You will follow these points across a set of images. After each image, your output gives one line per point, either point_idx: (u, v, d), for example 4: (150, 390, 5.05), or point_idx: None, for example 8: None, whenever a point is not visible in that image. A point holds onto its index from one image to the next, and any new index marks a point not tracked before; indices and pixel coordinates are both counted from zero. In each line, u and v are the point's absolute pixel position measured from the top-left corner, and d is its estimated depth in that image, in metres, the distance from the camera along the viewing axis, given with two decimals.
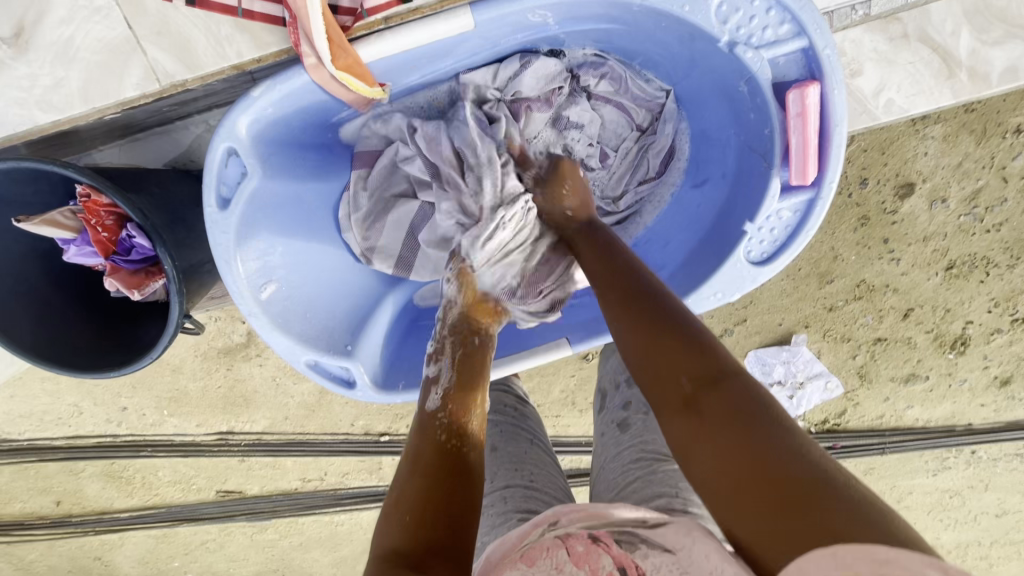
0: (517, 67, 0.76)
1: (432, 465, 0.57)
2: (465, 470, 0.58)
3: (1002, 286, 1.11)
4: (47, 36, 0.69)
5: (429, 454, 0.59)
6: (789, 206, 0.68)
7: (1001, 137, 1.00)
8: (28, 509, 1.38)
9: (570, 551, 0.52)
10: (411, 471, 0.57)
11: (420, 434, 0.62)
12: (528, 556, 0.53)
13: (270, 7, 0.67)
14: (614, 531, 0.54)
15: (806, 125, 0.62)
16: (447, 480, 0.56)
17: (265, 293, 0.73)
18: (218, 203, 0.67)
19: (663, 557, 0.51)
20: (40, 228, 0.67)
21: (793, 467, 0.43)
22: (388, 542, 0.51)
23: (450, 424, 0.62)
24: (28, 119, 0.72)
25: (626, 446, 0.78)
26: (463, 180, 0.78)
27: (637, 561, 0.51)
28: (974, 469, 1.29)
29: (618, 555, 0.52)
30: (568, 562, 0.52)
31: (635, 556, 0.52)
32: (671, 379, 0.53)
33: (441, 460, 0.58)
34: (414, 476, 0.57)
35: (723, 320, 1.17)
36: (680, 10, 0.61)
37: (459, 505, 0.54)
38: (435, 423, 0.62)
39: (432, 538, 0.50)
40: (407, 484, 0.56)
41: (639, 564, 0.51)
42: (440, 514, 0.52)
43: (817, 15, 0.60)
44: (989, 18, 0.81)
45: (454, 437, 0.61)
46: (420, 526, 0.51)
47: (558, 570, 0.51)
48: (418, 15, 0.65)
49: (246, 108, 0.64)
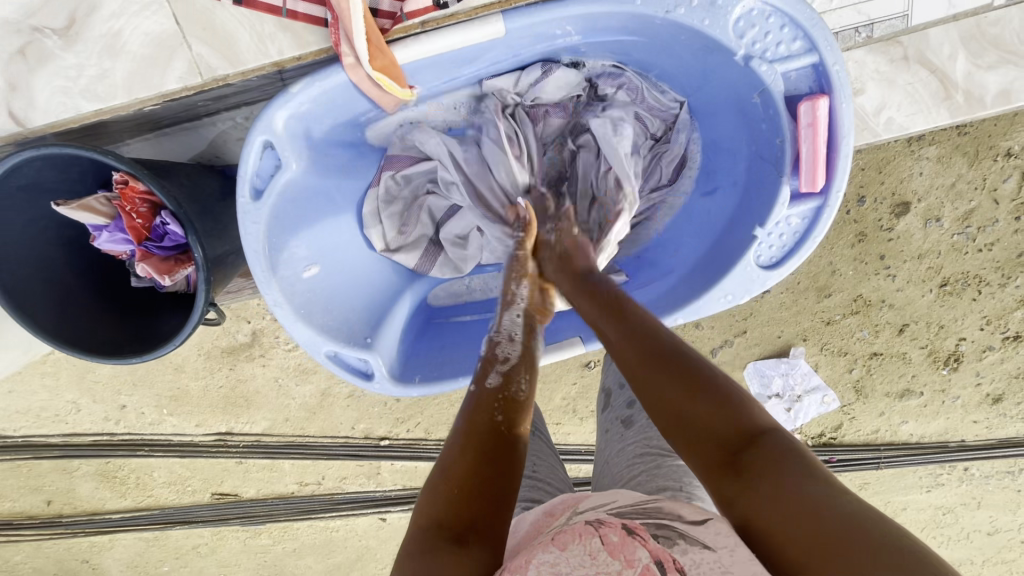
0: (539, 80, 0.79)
1: (483, 443, 0.56)
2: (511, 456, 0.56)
3: (994, 304, 1.14)
4: (96, 28, 0.71)
5: (485, 430, 0.57)
6: (798, 212, 0.71)
7: (992, 160, 1.04)
8: (19, 508, 1.37)
9: (605, 541, 0.47)
10: (464, 447, 0.55)
11: (475, 409, 0.61)
12: (559, 542, 0.49)
13: (313, 9, 0.70)
14: (654, 530, 0.49)
15: (816, 136, 0.66)
16: (494, 459, 0.54)
17: (308, 274, 0.77)
18: (251, 194, 0.69)
19: (704, 553, 0.46)
20: (76, 213, 0.69)
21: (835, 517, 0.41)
22: (438, 513, 0.50)
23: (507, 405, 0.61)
24: (71, 108, 0.74)
25: (630, 441, 0.79)
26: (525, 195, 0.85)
27: (675, 555, 0.45)
28: (966, 486, 1.31)
29: (655, 548, 0.46)
30: (602, 549, 0.46)
31: (673, 551, 0.46)
32: (705, 445, 0.51)
33: (490, 442, 0.56)
34: (463, 454, 0.55)
35: (723, 331, 1.20)
36: (701, 24, 0.65)
37: (502, 481, 0.53)
38: (489, 402, 0.61)
39: (479, 514, 0.50)
40: (460, 456, 0.54)
41: (677, 559, 0.45)
42: (492, 500, 0.51)
43: (828, 32, 0.64)
44: (985, 45, 0.85)
45: (507, 413, 0.60)
46: (471, 494, 0.51)
47: (590, 557, 0.46)
48: (453, 21, 0.69)
49: (284, 103, 0.66)
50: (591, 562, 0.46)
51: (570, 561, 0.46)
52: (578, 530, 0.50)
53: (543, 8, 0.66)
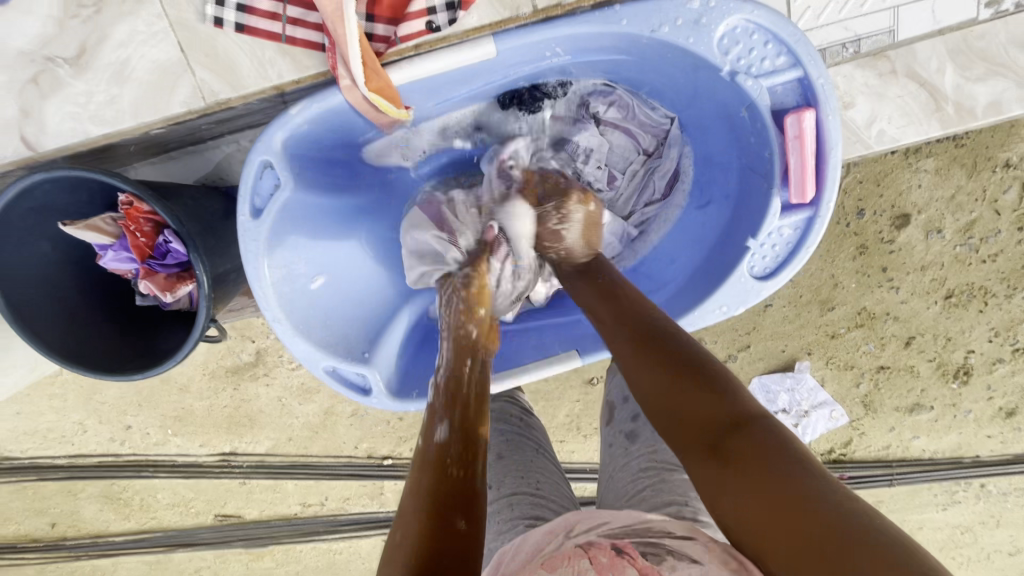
0: (537, 112, 0.85)
1: (442, 496, 0.52)
2: (473, 508, 0.52)
3: (1001, 316, 1.13)
4: (106, 56, 0.74)
5: (443, 487, 0.54)
6: (790, 223, 0.71)
7: (991, 171, 1.04)
8: (22, 530, 1.37)
9: (593, 561, 0.51)
10: (424, 500, 0.52)
11: (429, 466, 0.57)
12: (548, 565, 0.52)
13: (312, 35, 0.73)
14: (642, 546, 0.52)
15: (804, 148, 0.66)
16: (454, 506, 0.52)
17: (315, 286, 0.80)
18: (252, 212, 0.71)
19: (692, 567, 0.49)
20: (83, 232, 0.71)
21: (827, 511, 0.43)
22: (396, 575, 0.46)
23: (460, 455, 0.58)
24: (80, 133, 0.77)
25: (634, 458, 0.78)
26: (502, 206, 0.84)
27: (662, 568, 0.48)
28: (985, 504, 1.28)
29: (644, 566, 0.49)
30: (590, 568, 0.50)
31: (661, 566, 0.49)
32: (704, 416, 0.53)
33: (449, 495, 0.53)
34: (421, 503, 0.52)
35: (726, 346, 1.20)
36: (686, 42, 0.67)
37: (470, 539, 0.49)
38: (444, 454, 0.58)
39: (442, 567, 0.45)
40: (415, 518, 0.51)
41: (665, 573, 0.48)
42: (449, 550, 0.47)
43: (811, 48, 0.65)
44: (972, 57, 0.86)
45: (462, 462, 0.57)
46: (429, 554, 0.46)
47: None
48: (445, 44, 0.71)
49: (283, 124, 0.69)
50: None
51: None
52: (567, 553, 0.53)
53: (534, 30, 0.68)
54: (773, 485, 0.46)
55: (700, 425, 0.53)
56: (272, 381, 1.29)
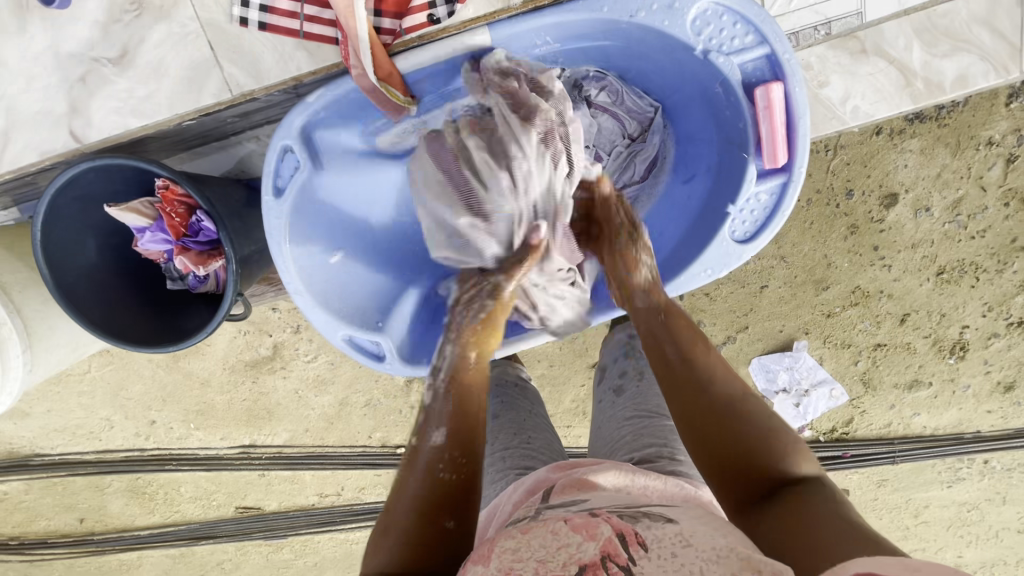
0: None
1: (434, 497, 0.60)
2: (463, 505, 0.60)
3: (994, 291, 1.17)
4: (145, 55, 0.82)
5: (439, 487, 0.61)
6: (766, 189, 0.78)
7: (975, 148, 1.08)
8: (52, 526, 1.44)
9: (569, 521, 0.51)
10: (414, 505, 0.60)
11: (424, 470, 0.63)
12: (524, 528, 0.53)
13: (326, 30, 0.80)
14: (617, 511, 0.53)
15: (773, 117, 0.73)
16: (448, 501, 0.60)
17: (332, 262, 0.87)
18: (274, 191, 0.78)
19: (666, 526, 0.50)
20: (124, 214, 0.78)
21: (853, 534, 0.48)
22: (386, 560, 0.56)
23: (454, 457, 0.64)
24: (122, 126, 0.84)
25: (620, 407, 0.85)
26: (536, 172, 0.81)
27: (636, 527, 0.50)
28: (989, 480, 1.31)
29: (618, 524, 0.50)
30: (565, 527, 0.51)
31: (635, 525, 0.50)
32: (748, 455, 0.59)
33: (437, 497, 0.60)
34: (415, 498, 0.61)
35: (724, 328, 1.24)
36: (662, 24, 0.73)
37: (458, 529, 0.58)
38: (445, 451, 0.65)
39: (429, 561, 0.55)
40: (409, 510, 0.60)
41: (639, 532, 0.49)
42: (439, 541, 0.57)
43: (776, 27, 0.71)
44: (936, 34, 0.91)
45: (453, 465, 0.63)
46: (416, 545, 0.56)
47: (553, 534, 0.50)
48: (445, 35, 0.79)
49: (303, 110, 0.76)
50: (554, 537, 0.50)
51: (533, 538, 0.50)
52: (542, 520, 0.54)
53: (523, 20, 0.76)
54: (807, 517, 0.51)
55: (743, 466, 0.59)
56: (289, 374, 1.35)
